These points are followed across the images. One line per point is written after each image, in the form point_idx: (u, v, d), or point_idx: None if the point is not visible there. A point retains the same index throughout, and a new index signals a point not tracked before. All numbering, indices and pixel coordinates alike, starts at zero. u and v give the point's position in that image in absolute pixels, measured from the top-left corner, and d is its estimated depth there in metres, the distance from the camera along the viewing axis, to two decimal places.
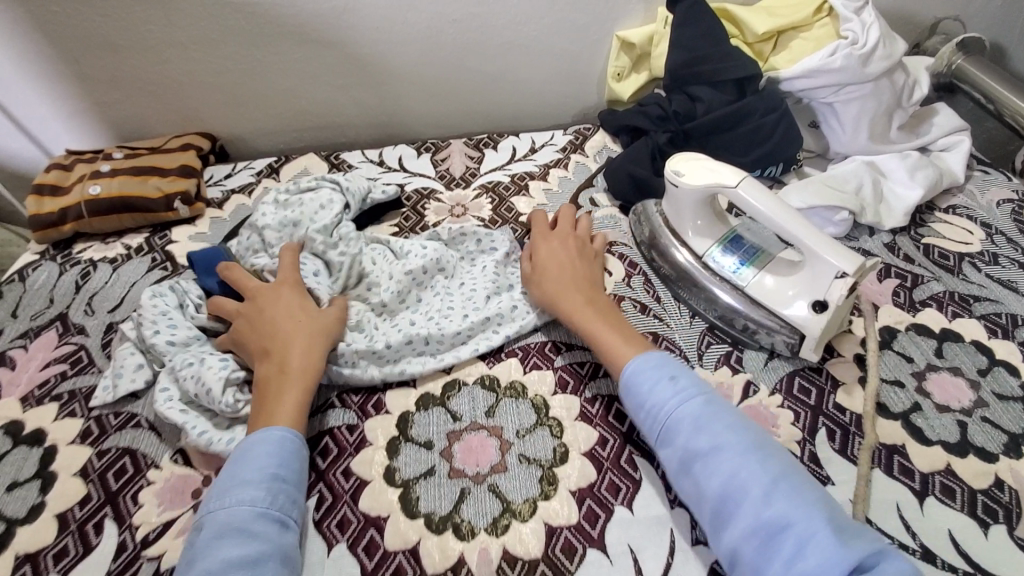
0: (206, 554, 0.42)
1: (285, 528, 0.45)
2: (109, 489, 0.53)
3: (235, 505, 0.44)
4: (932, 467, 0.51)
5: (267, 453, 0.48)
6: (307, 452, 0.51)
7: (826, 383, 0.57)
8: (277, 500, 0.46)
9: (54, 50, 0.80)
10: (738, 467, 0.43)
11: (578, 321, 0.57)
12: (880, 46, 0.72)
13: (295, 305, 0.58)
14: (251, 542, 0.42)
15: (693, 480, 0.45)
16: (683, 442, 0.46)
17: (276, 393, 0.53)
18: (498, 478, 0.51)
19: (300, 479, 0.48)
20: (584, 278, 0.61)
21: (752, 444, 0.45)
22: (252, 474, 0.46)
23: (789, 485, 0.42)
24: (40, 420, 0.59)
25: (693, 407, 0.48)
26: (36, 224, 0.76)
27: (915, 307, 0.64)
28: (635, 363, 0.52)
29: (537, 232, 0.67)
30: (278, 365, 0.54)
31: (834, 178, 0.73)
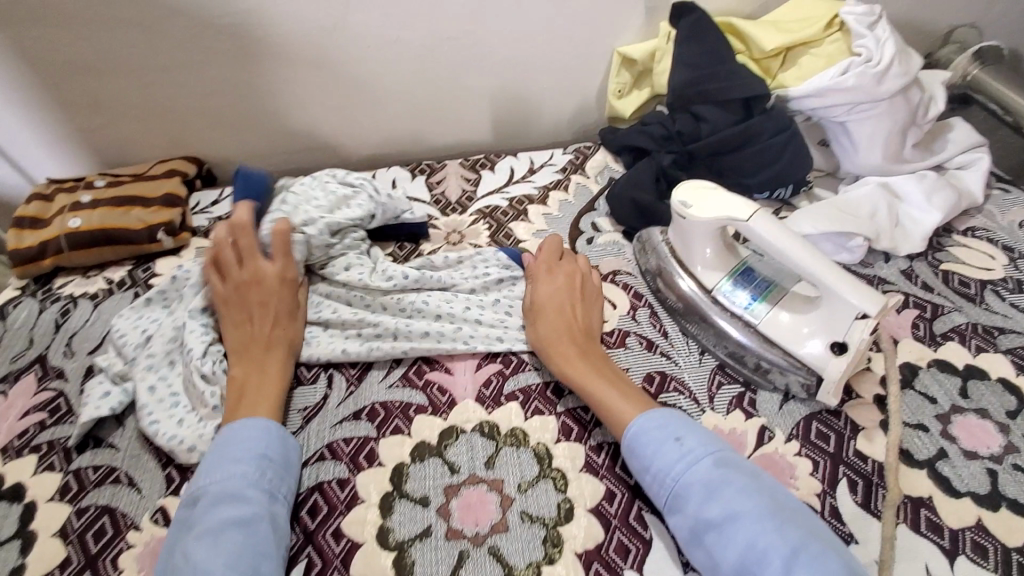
0: (203, 517, 0.44)
1: (275, 500, 0.48)
2: (86, 553, 0.50)
3: (227, 477, 0.47)
4: (963, 522, 0.48)
5: (254, 435, 0.50)
6: (295, 440, 0.53)
7: (845, 428, 0.54)
8: (266, 476, 0.48)
9: (32, 76, 0.77)
10: (755, 535, 0.41)
11: (572, 372, 0.55)
12: (895, 63, 0.69)
13: (286, 307, 0.60)
14: (242, 506, 0.45)
15: (707, 551, 0.43)
16: (695, 511, 0.44)
17: (255, 392, 0.55)
18: (499, 538, 0.48)
19: (287, 460, 0.51)
20: (580, 322, 0.59)
21: (768, 508, 0.42)
22: (242, 453, 0.49)
23: (811, 554, 0.39)
24: (18, 475, 0.55)
25: (703, 471, 0.45)
26: (15, 259, 0.72)
27: (936, 341, 0.61)
28: (640, 421, 0.50)
29: (537, 267, 0.64)
30: (254, 365, 0.57)
31: (848, 202, 0.70)
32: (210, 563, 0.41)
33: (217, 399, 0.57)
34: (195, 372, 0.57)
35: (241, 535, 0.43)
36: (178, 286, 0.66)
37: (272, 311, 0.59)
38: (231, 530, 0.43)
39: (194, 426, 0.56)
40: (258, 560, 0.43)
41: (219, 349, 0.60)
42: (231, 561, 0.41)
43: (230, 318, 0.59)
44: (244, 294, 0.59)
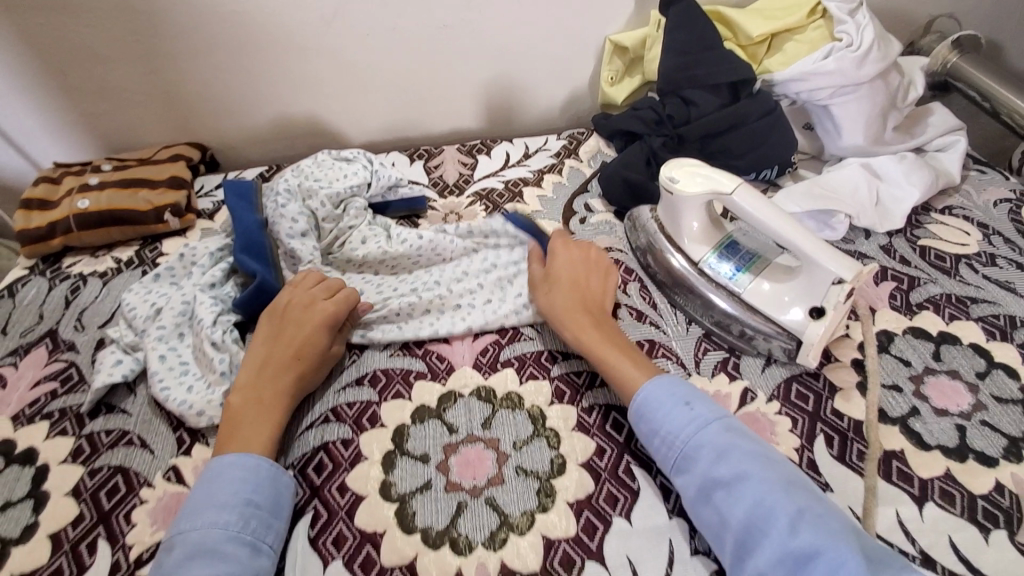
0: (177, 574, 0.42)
1: (257, 552, 0.46)
2: (101, 508, 0.52)
3: (208, 527, 0.45)
4: (932, 472, 0.51)
5: (242, 477, 0.48)
6: (289, 480, 0.51)
7: (824, 389, 0.57)
8: (249, 525, 0.46)
9: (41, 62, 0.79)
10: (763, 494, 0.43)
11: (586, 338, 0.57)
12: (874, 47, 0.72)
13: (315, 342, 0.57)
14: (219, 565, 0.43)
15: (714, 509, 0.45)
16: (704, 470, 0.46)
17: (250, 421, 0.52)
18: (495, 491, 0.51)
19: (277, 503, 0.48)
20: (593, 298, 0.61)
21: (775, 472, 0.45)
22: (227, 498, 0.47)
23: (814, 514, 0.42)
24: (31, 438, 0.58)
25: (714, 434, 0.48)
26: (24, 239, 0.74)
27: (912, 310, 0.64)
28: (650, 387, 0.52)
29: (559, 240, 0.65)
30: (255, 394, 0.54)
31: (830, 182, 0.73)
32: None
33: (225, 366, 0.59)
34: (204, 341, 0.60)
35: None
36: (185, 264, 0.69)
37: (300, 342, 0.57)
38: None
39: (202, 392, 0.58)
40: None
41: (227, 320, 0.62)
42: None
43: (266, 331, 0.58)
44: (285, 321, 0.58)
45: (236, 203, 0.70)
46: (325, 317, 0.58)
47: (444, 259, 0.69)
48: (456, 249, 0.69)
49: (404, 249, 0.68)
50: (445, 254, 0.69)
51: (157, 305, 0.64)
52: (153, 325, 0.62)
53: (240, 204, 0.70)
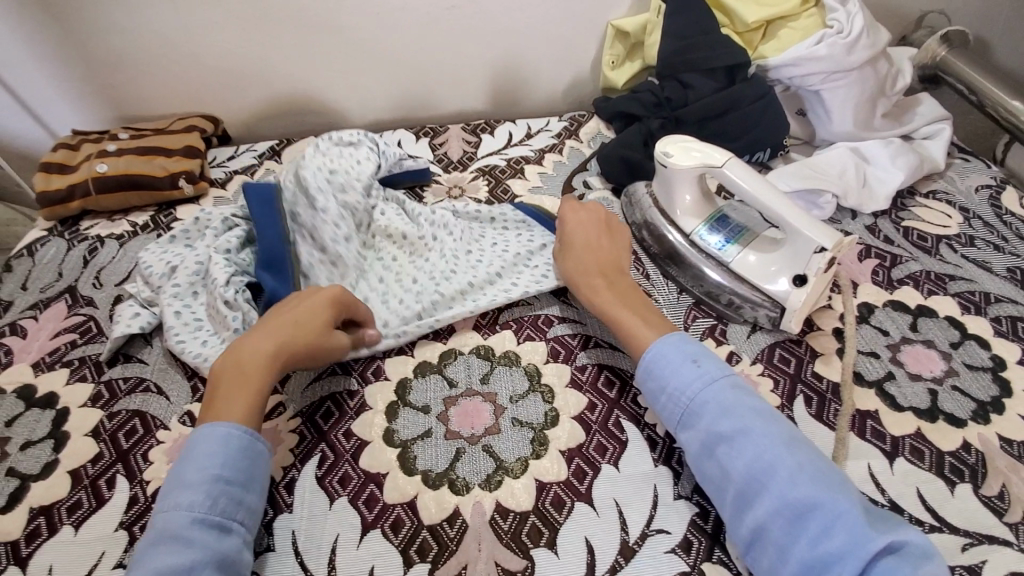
0: (145, 560, 0.41)
1: (225, 533, 0.44)
2: (119, 447, 0.55)
3: (174, 509, 0.43)
4: (903, 430, 0.54)
5: (211, 453, 0.46)
6: (261, 450, 0.49)
7: (805, 354, 0.60)
8: (217, 505, 0.44)
9: (62, 32, 0.82)
10: (765, 449, 0.45)
11: (600, 302, 0.59)
12: (865, 34, 0.75)
13: (308, 317, 0.54)
14: (184, 550, 0.41)
15: (716, 462, 0.47)
16: (707, 425, 0.48)
17: (225, 385, 0.50)
18: (491, 439, 0.54)
19: (247, 478, 0.47)
20: (608, 260, 0.62)
21: (777, 429, 0.46)
22: (193, 477, 0.45)
23: (813, 469, 0.44)
24: (52, 384, 0.61)
25: (719, 391, 0.49)
26: (44, 201, 0.77)
27: (893, 285, 0.67)
28: (661, 344, 0.53)
29: (566, 207, 0.67)
30: (237, 356, 0.52)
31: (820, 163, 0.76)
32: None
33: (239, 324, 0.60)
34: (218, 299, 0.61)
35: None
36: (200, 227, 0.71)
37: (293, 316, 0.54)
38: None
39: (215, 346, 0.60)
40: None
41: (241, 281, 0.64)
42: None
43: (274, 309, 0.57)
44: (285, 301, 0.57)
45: (259, 210, 0.66)
46: (330, 297, 0.56)
47: (456, 232, 0.71)
48: (467, 228, 0.72)
49: (423, 226, 0.71)
50: (457, 231, 0.71)
51: (173, 264, 0.66)
52: (169, 282, 0.64)
53: (263, 211, 0.66)
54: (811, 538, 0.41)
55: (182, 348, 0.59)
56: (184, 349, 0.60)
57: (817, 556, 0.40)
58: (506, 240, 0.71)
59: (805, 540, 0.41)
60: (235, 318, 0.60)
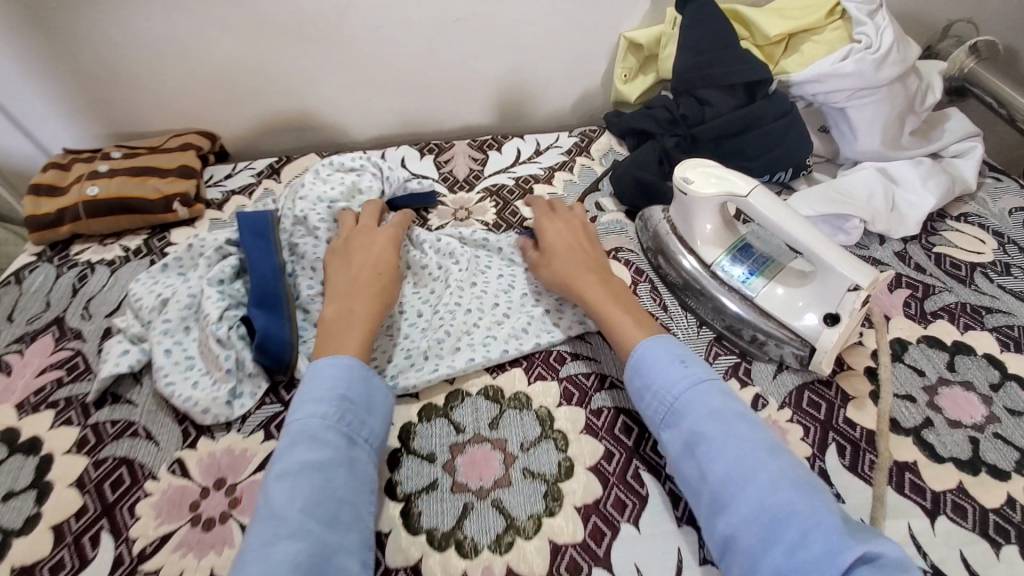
0: (284, 457, 0.45)
1: (353, 445, 0.47)
2: (105, 500, 0.52)
3: (308, 416, 0.47)
4: (944, 485, 0.51)
5: (337, 376, 0.50)
6: (380, 383, 0.52)
7: (836, 397, 0.56)
8: (345, 418, 0.48)
9: (51, 48, 0.78)
10: (748, 453, 0.43)
11: (585, 294, 0.58)
12: (894, 49, 0.71)
13: (383, 258, 0.61)
14: (320, 450, 0.45)
15: (696, 462, 0.45)
16: (690, 425, 0.46)
17: (339, 332, 0.54)
18: (501, 492, 0.51)
19: (369, 403, 0.50)
20: (590, 260, 0.62)
21: (761, 435, 0.45)
22: (323, 393, 0.48)
23: (795, 477, 0.42)
24: (36, 428, 0.57)
25: (705, 393, 0.48)
26: (32, 225, 0.74)
27: (926, 319, 0.63)
28: (648, 345, 0.52)
29: (542, 213, 0.68)
30: (344, 310, 0.56)
31: (846, 185, 0.72)
32: (286, 507, 0.42)
33: (231, 363, 0.57)
34: (209, 336, 0.57)
35: (319, 478, 0.44)
36: (194, 254, 0.67)
37: (377, 261, 0.61)
38: (309, 473, 0.44)
39: (207, 387, 0.57)
40: (336, 508, 0.43)
41: (234, 316, 0.60)
42: (308, 506, 0.42)
43: (333, 264, 0.61)
44: (348, 246, 0.62)
45: (252, 243, 0.64)
46: (389, 238, 0.63)
47: (462, 262, 0.67)
48: (470, 257, 0.69)
49: (426, 254, 0.67)
50: (463, 262, 0.67)
51: (163, 296, 0.62)
52: (159, 317, 0.61)
53: (256, 243, 0.63)
54: (787, 546, 0.38)
55: (171, 392, 0.56)
56: (174, 390, 0.56)
57: (792, 563, 0.38)
58: (512, 274, 0.68)
59: (779, 548, 0.39)
60: (226, 358, 0.57)
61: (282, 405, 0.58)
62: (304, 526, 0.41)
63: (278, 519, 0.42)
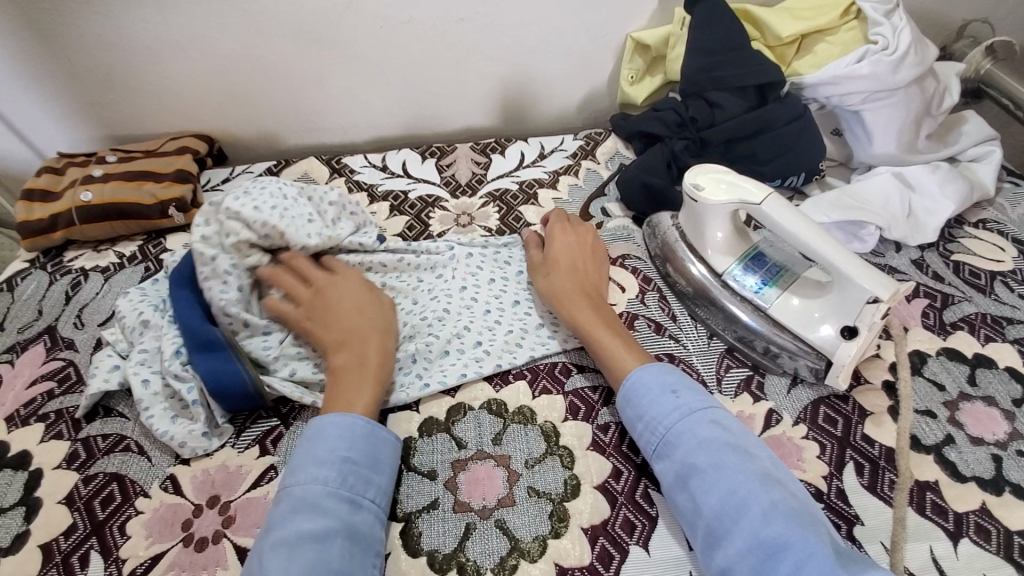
0: (281, 524, 0.43)
1: (356, 508, 0.45)
2: (95, 518, 0.50)
3: (308, 481, 0.45)
4: (967, 505, 0.48)
5: (340, 435, 0.48)
6: (386, 437, 0.50)
7: (853, 413, 0.54)
8: (347, 481, 0.46)
9: (44, 49, 0.76)
10: (740, 483, 0.41)
11: (580, 317, 0.57)
12: (911, 51, 0.69)
13: (366, 292, 0.60)
14: (321, 517, 0.43)
15: (689, 495, 0.43)
16: (682, 457, 0.45)
17: (353, 380, 0.52)
18: (505, 512, 0.49)
19: (374, 461, 0.48)
20: (590, 285, 0.61)
21: (755, 464, 0.43)
22: (324, 454, 0.46)
23: (789, 506, 0.40)
24: (25, 442, 0.55)
25: (697, 423, 0.46)
26: (24, 231, 0.72)
27: (945, 330, 0.61)
28: (639, 373, 0.50)
29: (557, 223, 0.67)
30: (359, 361, 0.54)
31: (860, 191, 0.70)
32: None
33: (195, 396, 0.54)
34: (167, 374, 0.55)
35: (316, 547, 0.41)
36: None
37: (365, 300, 0.59)
38: (307, 542, 0.41)
39: (185, 422, 0.54)
40: None
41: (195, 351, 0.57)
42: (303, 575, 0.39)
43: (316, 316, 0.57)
44: (322, 290, 0.59)
45: (179, 293, 0.59)
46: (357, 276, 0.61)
47: (449, 273, 0.67)
48: (460, 264, 0.68)
49: (407, 273, 0.67)
50: (450, 273, 0.67)
51: (146, 316, 0.60)
52: (141, 340, 0.59)
53: (183, 293, 0.59)
54: None
55: (147, 420, 0.54)
56: (156, 418, 0.54)
57: None
58: (505, 279, 0.67)
59: None
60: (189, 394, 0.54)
61: (279, 420, 0.57)
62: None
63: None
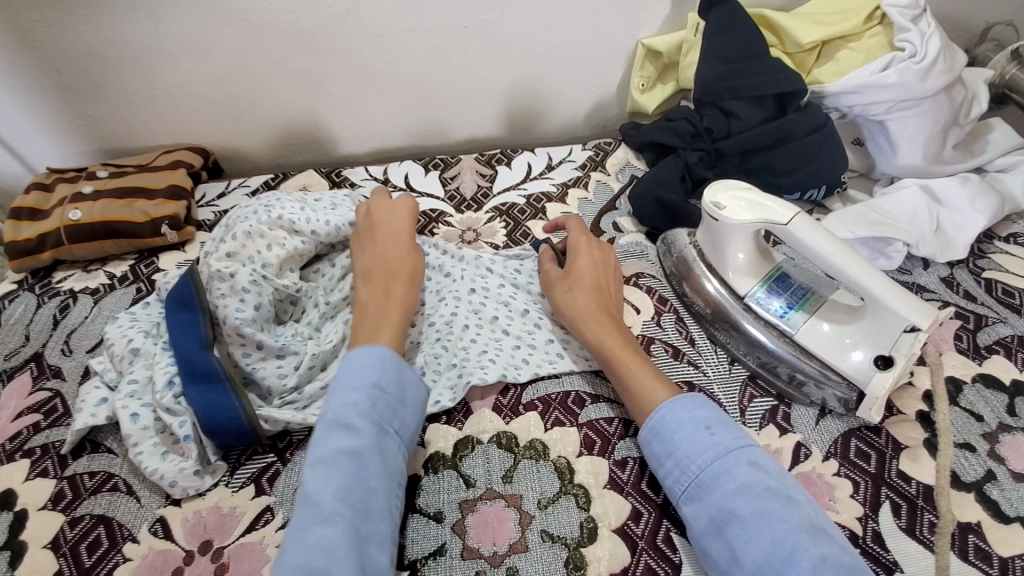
0: (318, 444, 0.44)
1: (385, 436, 0.46)
2: (80, 566, 0.47)
3: (341, 404, 0.46)
4: (1013, 549, 0.45)
5: (370, 364, 0.48)
6: (414, 375, 0.51)
7: (887, 446, 0.51)
8: (378, 407, 0.46)
9: (33, 61, 0.73)
10: (785, 533, 0.38)
11: (606, 341, 0.53)
12: (940, 58, 0.66)
13: (407, 230, 0.62)
14: (354, 437, 0.44)
15: (726, 543, 0.40)
16: (718, 500, 0.41)
17: (376, 314, 0.54)
18: (517, 559, 0.45)
19: (402, 394, 0.48)
20: (612, 307, 0.57)
21: (799, 512, 0.39)
22: (355, 381, 0.47)
23: (840, 561, 0.36)
24: (9, 480, 0.52)
25: (735, 463, 0.42)
26: (11, 251, 0.69)
27: (981, 354, 0.57)
28: (669, 407, 0.47)
29: (578, 231, 0.63)
30: (385, 293, 0.56)
31: (886, 205, 0.67)
32: (322, 491, 0.41)
33: (187, 431, 0.51)
34: (156, 407, 0.52)
35: (352, 467, 0.42)
36: None
37: (400, 236, 0.61)
38: (344, 460, 0.42)
39: (176, 458, 0.51)
40: (368, 497, 0.42)
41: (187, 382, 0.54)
42: (341, 493, 0.41)
43: (363, 245, 0.60)
44: (373, 223, 0.62)
45: (174, 315, 0.56)
46: (407, 216, 0.63)
47: (457, 278, 0.63)
48: (470, 270, 0.64)
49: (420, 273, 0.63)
50: (459, 273, 0.63)
51: (135, 344, 0.57)
52: (129, 371, 0.55)
53: (179, 315, 0.56)
54: None
55: (135, 458, 0.50)
56: (144, 455, 0.51)
57: None
58: (514, 286, 0.64)
59: None
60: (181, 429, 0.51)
61: (276, 456, 0.53)
62: (336, 513, 0.40)
63: (313, 506, 0.41)
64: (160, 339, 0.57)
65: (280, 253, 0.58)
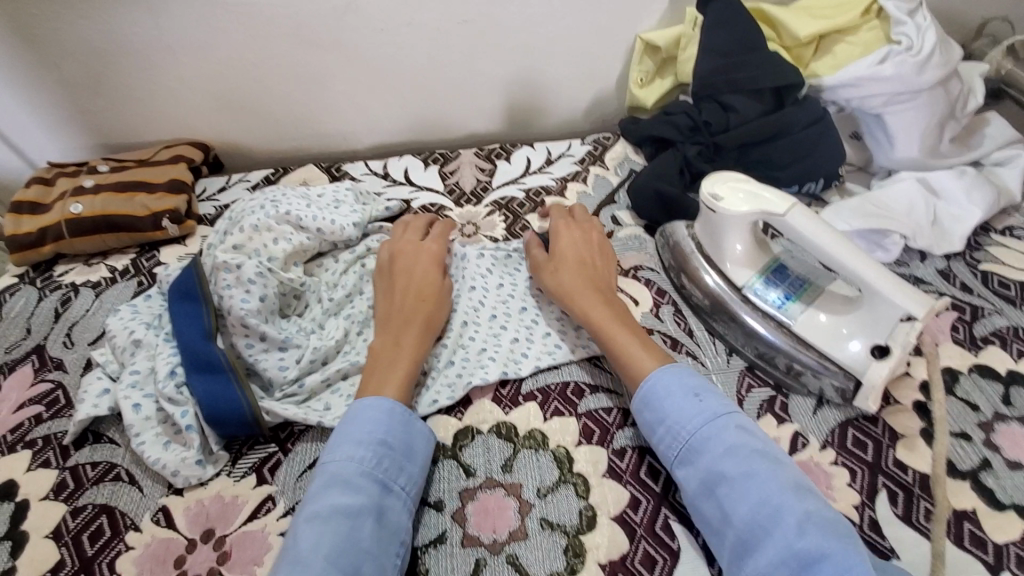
0: (316, 499, 0.43)
1: (387, 493, 0.44)
2: (83, 554, 0.47)
3: (345, 458, 0.45)
4: (1008, 536, 0.45)
5: (376, 420, 0.47)
6: (423, 428, 0.49)
7: (884, 435, 0.51)
8: (381, 464, 0.45)
9: (34, 56, 0.74)
10: (772, 492, 0.39)
11: (594, 315, 0.54)
12: (936, 51, 0.67)
13: (430, 268, 0.59)
14: (354, 495, 0.43)
15: (717, 503, 0.41)
16: (709, 463, 0.42)
17: (385, 365, 0.52)
18: (516, 547, 0.46)
19: (410, 450, 0.47)
20: (599, 283, 0.58)
21: (784, 472, 0.41)
22: (360, 437, 0.46)
23: (824, 517, 0.38)
24: (12, 471, 0.53)
25: (724, 428, 0.43)
26: (13, 245, 0.70)
27: (976, 345, 0.58)
28: (660, 373, 0.48)
29: (560, 219, 0.65)
30: (394, 342, 0.53)
31: (883, 198, 0.67)
32: (311, 550, 0.39)
33: (189, 421, 0.52)
34: (160, 397, 0.52)
35: (347, 526, 0.41)
36: None
37: (419, 279, 0.58)
38: (342, 518, 0.41)
39: (178, 448, 0.52)
40: (357, 559, 0.40)
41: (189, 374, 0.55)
42: (332, 554, 0.39)
43: (383, 291, 0.58)
44: (398, 263, 0.60)
45: (178, 305, 0.57)
46: (430, 256, 0.60)
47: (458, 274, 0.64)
48: (471, 264, 0.65)
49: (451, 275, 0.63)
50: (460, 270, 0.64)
51: (137, 335, 0.57)
52: (132, 362, 0.55)
53: (183, 306, 0.57)
54: None
55: (137, 447, 0.51)
56: (146, 446, 0.51)
57: None
58: (514, 281, 0.65)
59: None
60: (183, 419, 0.52)
61: (277, 446, 0.54)
62: None
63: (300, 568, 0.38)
64: (163, 330, 0.58)
65: (287, 247, 0.60)
